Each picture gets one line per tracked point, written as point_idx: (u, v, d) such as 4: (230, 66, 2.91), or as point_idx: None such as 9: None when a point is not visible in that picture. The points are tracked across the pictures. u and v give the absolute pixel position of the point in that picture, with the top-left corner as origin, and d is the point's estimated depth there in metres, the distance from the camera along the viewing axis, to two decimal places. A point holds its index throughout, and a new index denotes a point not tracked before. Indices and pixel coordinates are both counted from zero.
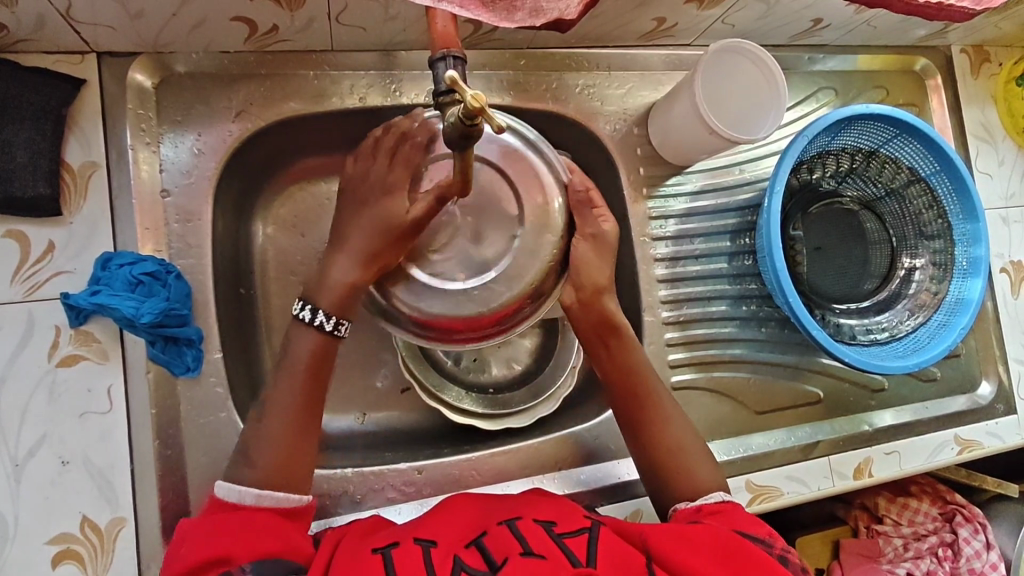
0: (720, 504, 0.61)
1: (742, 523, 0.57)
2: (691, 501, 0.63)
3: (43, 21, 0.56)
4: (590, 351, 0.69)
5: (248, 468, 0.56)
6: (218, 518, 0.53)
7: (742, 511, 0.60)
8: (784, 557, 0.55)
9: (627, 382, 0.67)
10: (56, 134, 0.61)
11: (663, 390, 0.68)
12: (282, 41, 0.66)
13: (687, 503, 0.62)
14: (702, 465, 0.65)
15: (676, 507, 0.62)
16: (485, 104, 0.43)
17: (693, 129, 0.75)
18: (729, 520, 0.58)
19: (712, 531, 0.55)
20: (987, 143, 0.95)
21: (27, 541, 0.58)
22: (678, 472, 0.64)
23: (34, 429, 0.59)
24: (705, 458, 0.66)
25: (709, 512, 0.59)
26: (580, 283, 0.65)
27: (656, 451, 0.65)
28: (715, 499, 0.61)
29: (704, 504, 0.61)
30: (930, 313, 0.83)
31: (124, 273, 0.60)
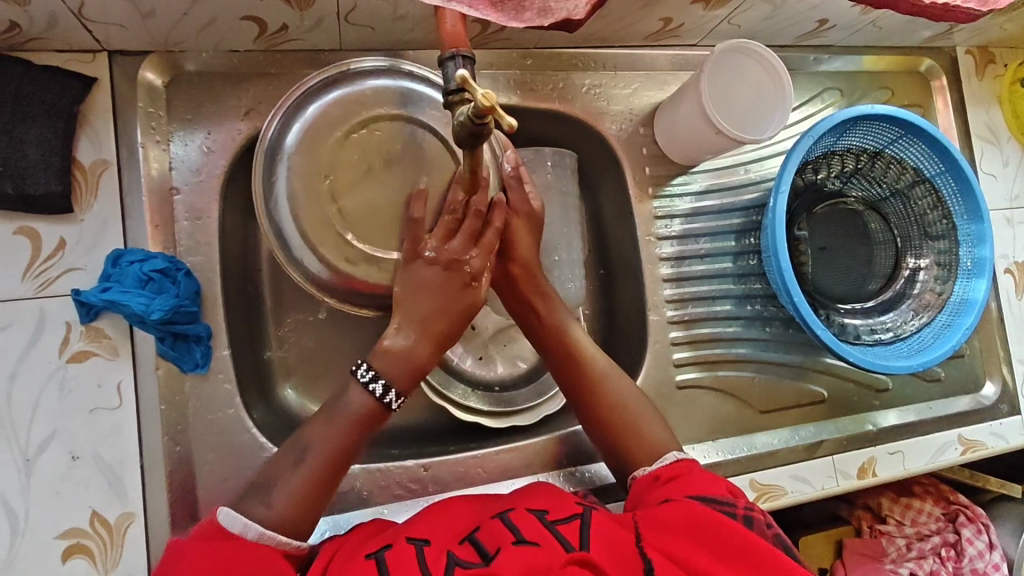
0: (675, 467, 0.62)
1: (700, 488, 0.58)
2: (648, 466, 0.64)
3: (56, 20, 0.56)
4: (527, 327, 0.70)
5: (278, 492, 0.54)
6: (217, 546, 0.50)
7: (699, 470, 0.61)
8: (746, 514, 0.55)
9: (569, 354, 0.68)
10: (67, 132, 0.61)
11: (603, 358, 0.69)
12: (291, 40, 0.67)
13: (644, 470, 0.63)
14: (651, 423, 0.66)
15: (635, 475, 0.63)
16: (495, 103, 0.43)
17: (699, 129, 0.75)
18: (686, 487, 0.58)
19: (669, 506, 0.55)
20: (992, 144, 0.95)
21: (37, 536, 0.58)
22: (630, 434, 0.66)
23: (45, 424, 0.59)
24: (653, 417, 0.67)
25: (667, 480, 0.60)
26: (512, 258, 0.65)
27: (606, 418, 0.66)
28: (668, 460, 0.63)
29: (660, 470, 0.62)
30: (935, 313, 0.83)
31: (134, 270, 0.61)
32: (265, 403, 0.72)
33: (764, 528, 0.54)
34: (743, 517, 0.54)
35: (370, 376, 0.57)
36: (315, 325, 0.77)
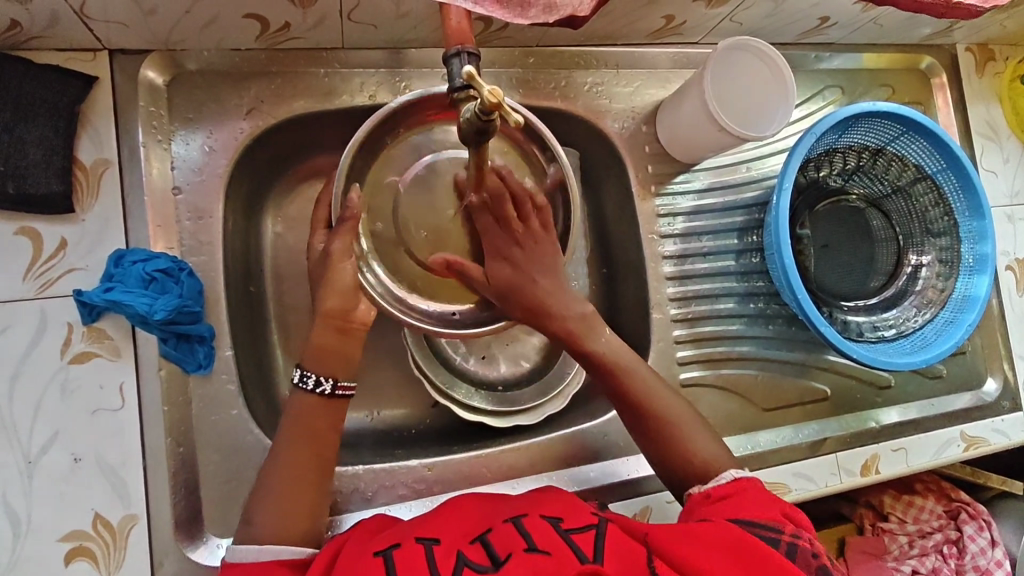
0: (730, 483, 0.61)
1: (750, 511, 0.57)
2: (703, 484, 0.63)
3: (56, 18, 0.56)
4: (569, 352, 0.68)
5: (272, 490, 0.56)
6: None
7: (754, 489, 0.60)
8: (793, 543, 0.54)
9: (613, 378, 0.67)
10: (68, 131, 0.61)
11: (645, 376, 0.67)
12: (292, 39, 0.66)
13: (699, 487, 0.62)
14: (706, 439, 0.66)
15: (690, 491, 0.63)
16: (501, 99, 0.43)
17: (702, 126, 0.75)
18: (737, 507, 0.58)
19: (715, 528, 0.54)
20: (992, 141, 0.96)
21: (39, 539, 0.58)
22: (687, 451, 0.65)
23: (47, 426, 0.59)
24: (707, 431, 0.66)
25: (721, 497, 0.60)
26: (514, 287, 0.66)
27: (661, 434, 0.65)
28: (725, 477, 0.62)
29: (713, 487, 0.61)
30: (937, 310, 0.83)
31: (137, 270, 0.60)
32: (267, 402, 0.71)
33: (810, 560, 0.53)
34: (792, 548, 0.53)
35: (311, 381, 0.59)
36: None
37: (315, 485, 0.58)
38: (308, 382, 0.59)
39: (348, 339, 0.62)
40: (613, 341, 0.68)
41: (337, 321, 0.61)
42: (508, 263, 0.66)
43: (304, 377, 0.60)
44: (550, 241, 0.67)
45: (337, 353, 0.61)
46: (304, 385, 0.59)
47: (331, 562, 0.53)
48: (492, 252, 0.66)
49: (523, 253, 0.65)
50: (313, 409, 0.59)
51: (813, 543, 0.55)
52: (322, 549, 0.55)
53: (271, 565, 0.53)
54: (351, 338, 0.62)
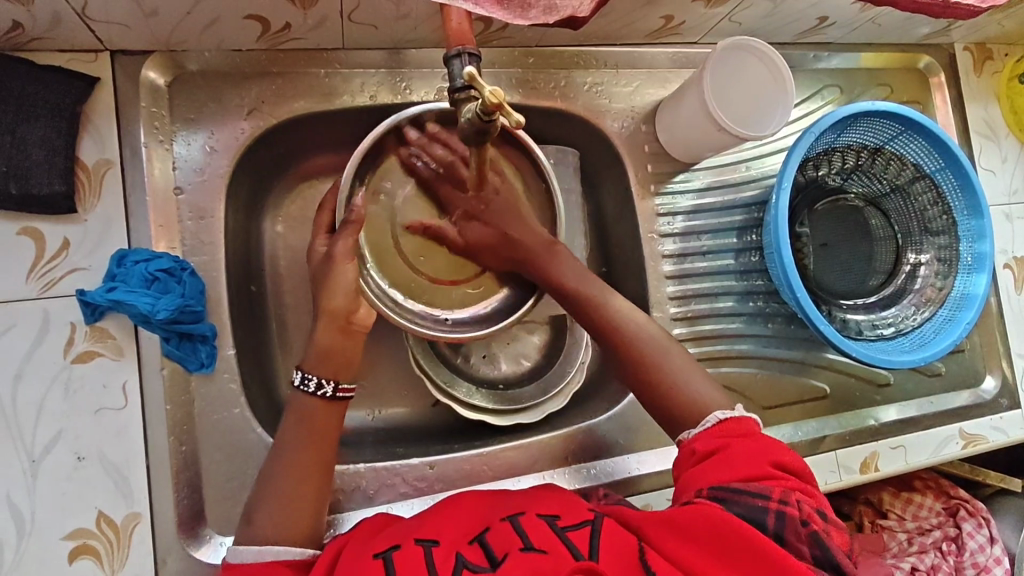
0: (718, 435, 0.60)
1: (738, 474, 0.56)
2: (693, 429, 0.63)
3: (59, 20, 0.56)
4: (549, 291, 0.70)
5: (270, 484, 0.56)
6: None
7: (744, 441, 0.59)
8: (781, 511, 0.53)
9: (586, 311, 0.68)
10: (70, 132, 0.61)
11: (620, 309, 0.68)
12: (293, 40, 0.67)
13: (690, 434, 0.62)
14: (692, 382, 0.65)
15: (682, 438, 0.63)
16: (502, 99, 0.43)
17: (702, 127, 0.76)
18: (722, 467, 0.57)
19: (701, 508, 0.53)
20: (990, 139, 0.96)
21: (43, 537, 0.58)
22: (670, 394, 0.65)
23: (50, 425, 0.59)
24: (691, 368, 0.66)
25: (705, 454, 0.59)
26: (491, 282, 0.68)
27: (642, 372, 0.66)
28: (712, 423, 0.61)
29: (700, 441, 0.61)
30: (936, 308, 0.84)
31: (139, 270, 0.61)
32: (269, 401, 0.72)
33: (798, 528, 0.52)
34: (779, 518, 0.52)
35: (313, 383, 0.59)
36: None
37: (316, 483, 0.58)
38: (309, 385, 0.59)
39: (352, 339, 0.61)
40: (581, 270, 0.70)
41: (340, 321, 0.61)
42: (479, 223, 0.70)
43: (306, 380, 0.60)
44: (510, 189, 0.71)
45: (344, 350, 0.61)
46: (307, 388, 0.59)
47: (330, 565, 0.54)
48: (463, 214, 0.70)
49: (489, 211, 0.69)
50: (315, 409, 0.60)
51: (802, 507, 0.54)
52: (323, 552, 0.55)
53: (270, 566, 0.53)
54: (353, 337, 0.62)
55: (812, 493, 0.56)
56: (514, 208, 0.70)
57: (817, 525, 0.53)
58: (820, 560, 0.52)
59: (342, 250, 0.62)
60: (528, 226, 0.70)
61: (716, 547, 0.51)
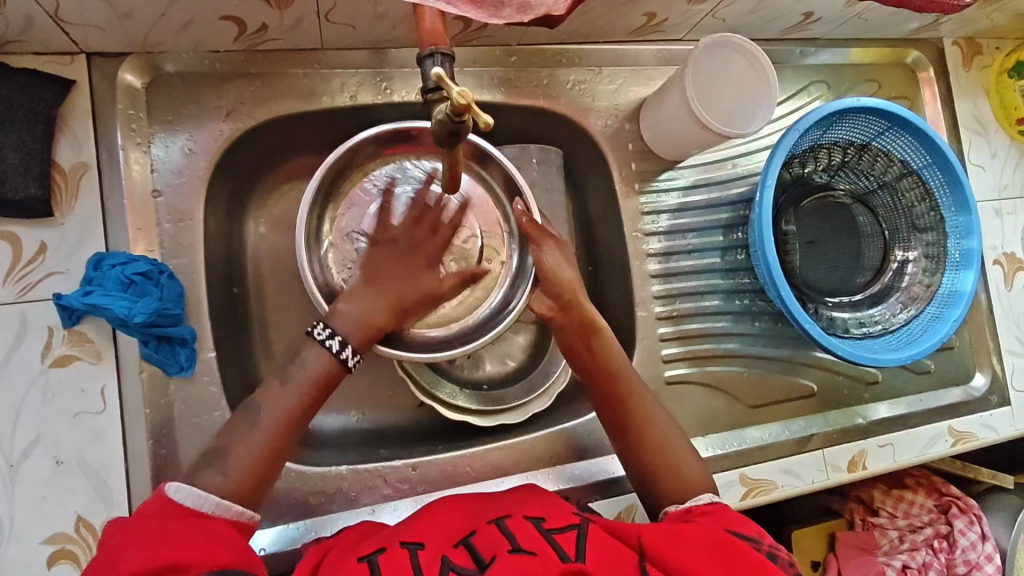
0: (709, 507, 0.60)
1: (734, 522, 0.57)
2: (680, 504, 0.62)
3: (32, 23, 0.56)
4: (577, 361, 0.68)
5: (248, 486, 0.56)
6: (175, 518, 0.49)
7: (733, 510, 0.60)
8: (774, 552, 0.55)
9: (616, 393, 0.67)
10: (47, 135, 0.61)
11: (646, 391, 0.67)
12: (271, 40, 0.66)
13: (677, 506, 0.62)
14: (688, 459, 0.65)
15: (667, 510, 0.62)
16: (471, 100, 0.43)
17: (685, 124, 0.75)
18: (720, 520, 0.57)
19: (706, 534, 0.54)
20: (979, 134, 0.95)
21: (22, 542, 0.58)
22: (669, 472, 0.64)
23: (28, 429, 0.59)
24: (688, 449, 0.66)
25: (700, 513, 0.59)
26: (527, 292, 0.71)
27: (646, 449, 0.65)
28: (703, 501, 0.61)
29: (695, 504, 0.60)
30: (924, 305, 0.83)
31: (116, 273, 0.60)
32: None
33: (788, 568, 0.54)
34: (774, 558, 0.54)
35: (327, 334, 0.60)
36: (301, 327, 0.77)
37: None
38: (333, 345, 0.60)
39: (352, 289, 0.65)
40: (618, 352, 0.68)
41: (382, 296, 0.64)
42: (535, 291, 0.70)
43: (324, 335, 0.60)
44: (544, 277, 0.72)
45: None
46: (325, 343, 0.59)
47: (318, 564, 0.55)
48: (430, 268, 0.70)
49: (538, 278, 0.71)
50: None
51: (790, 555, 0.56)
52: (308, 560, 0.55)
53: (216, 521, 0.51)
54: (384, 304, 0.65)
55: None
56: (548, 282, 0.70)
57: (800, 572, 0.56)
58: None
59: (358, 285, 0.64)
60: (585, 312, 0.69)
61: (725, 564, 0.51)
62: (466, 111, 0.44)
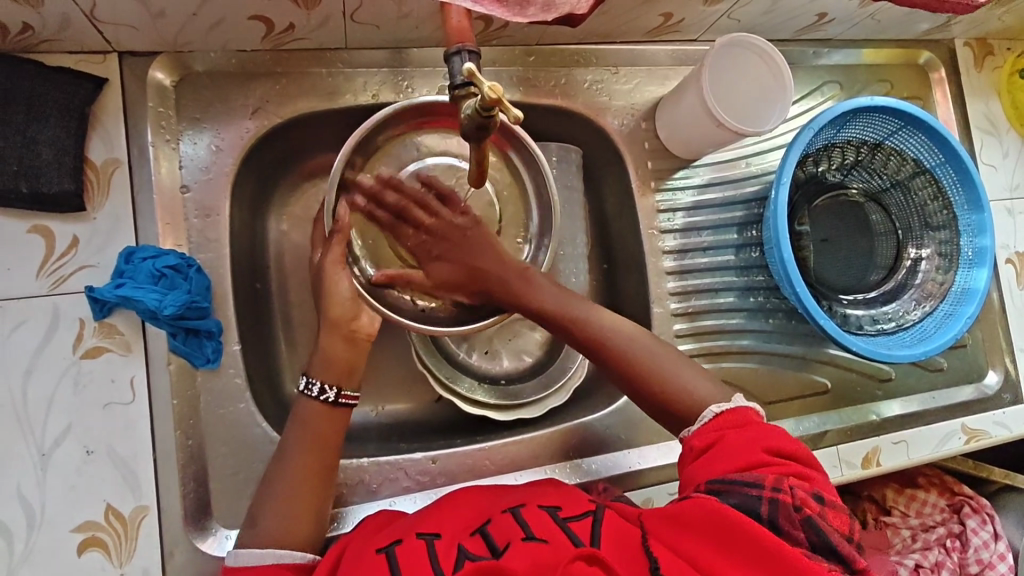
0: (713, 431, 0.61)
1: (734, 465, 0.56)
2: (691, 427, 0.63)
3: (68, 21, 0.57)
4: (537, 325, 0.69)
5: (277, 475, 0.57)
6: None
7: (732, 432, 0.59)
8: (774, 499, 0.53)
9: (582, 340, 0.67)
10: (80, 132, 0.62)
11: (595, 328, 0.67)
12: (297, 40, 0.68)
13: (688, 431, 0.62)
14: (682, 374, 0.65)
15: (683, 437, 0.63)
16: (501, 95, 0.44)
17: (700, 122, 0.76)
18: (716, 462, 0.57)
19: (699, 500, 0.53)
20: (991, 135, 0.96)
21: (54, 529, 0.59)
22: (671, 396, 0.64)
23: (60, 419, 0.60)
24: (682, 365, 0.66)
25: (703, 451, 0.60)
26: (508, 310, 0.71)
27: (644, 386, 0.65)
28: (708, 419, 0.62)
29: (697, 437, 0.61)
30: (937, 302, 0.84)
31: (147, 266, 0.62)
32: (273, 396, 0.73)
33: (790, 513, 0.52)
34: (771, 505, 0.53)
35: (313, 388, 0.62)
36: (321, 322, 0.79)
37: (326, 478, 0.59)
38: (313, 390, 0.61)
39: (356, 347, 0.64)
40: (561, 293, 0.69)
41: (344, 330, 0.63)
42: (446, 260, 0.69)
43: (310, 385, 0.62)
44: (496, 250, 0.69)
45: (351, 354, 0.63)
46: (309, 392, 0.61)
47: (335, 566, 0.55)
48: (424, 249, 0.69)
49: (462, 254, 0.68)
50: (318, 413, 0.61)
51: (796, 494, 0.53)
52: (326, 556, 0.56)
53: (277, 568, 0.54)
54: (357, 344, 0.64)
55: (809, 478, 0.56)
56: (488, 244, 0.68)
57: (811, 509, 0.53)
58: (817, 545, 0.51)
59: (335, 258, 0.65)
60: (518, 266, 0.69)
61: (716, 537, 0.51)
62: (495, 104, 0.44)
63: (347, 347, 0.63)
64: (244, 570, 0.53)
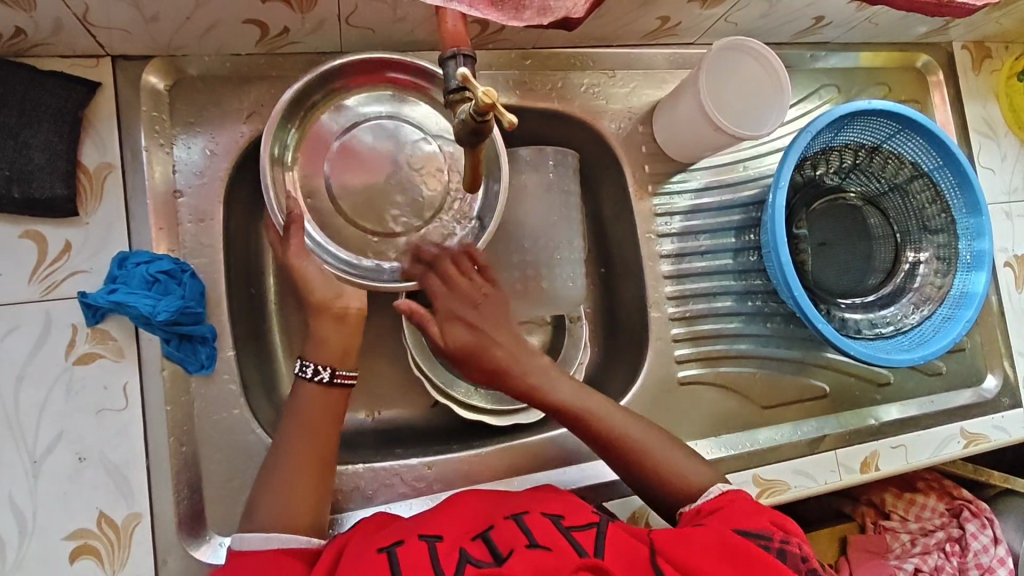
0: (719, 501, 0.60)
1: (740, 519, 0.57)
2: (693, 502, 0.63)
3: (60, 25, 0.57)
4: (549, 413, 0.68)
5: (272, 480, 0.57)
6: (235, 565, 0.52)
7: (742, 502, 0.60)
8: (784, 548, 0.54)
9: (588, 431, 0.66)
10: (72, 136, 0.62)
11: (610, 411, 0.66)
12: (292, 43, 0.67)
13: (689, 507, 0.62)
14: (685, 460, 0.65)
15: (680, 511, 0.62)
16: (496, 100, 0.44)
17: (699, 127, 0.76)
18: (726, 517, 0.57)
19: (717, 531, 0.54)
20: (989, 138, 0.96)
21: (45, 537, 0.59)
22: (678, 483, 0.64)
23: (51, 425, 0.60)
24: (682, 452, 0.66)
25: (709, 512, 0.59)
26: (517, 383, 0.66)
27: (651, 475, 0.65)
28: (713, 494, 0.62)
29: (703, 503, 0.61)
30: (935, 306, 0.84)
31: (140, 271, 0.61)
32: (268, 402, 0.72)
33: (799, 563, 0.53)
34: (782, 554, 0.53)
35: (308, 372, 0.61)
36: None
37: (321, 487, 0.58)
38: (307, 371, 0.61)
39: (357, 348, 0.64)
40: (576, 387, 0.67)
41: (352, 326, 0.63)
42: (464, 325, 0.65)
43: (304, 367, 0.61)
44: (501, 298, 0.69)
45: (348, 359, 0.63)
46: (303, 374, 0.61)
47: (337, 556, 0.54)
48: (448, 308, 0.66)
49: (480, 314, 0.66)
50: (313, 420, 0.60)
51: (802, 548, 0.54)
52: (329, 545, 0.55)
53: (275, 554, 0.52)
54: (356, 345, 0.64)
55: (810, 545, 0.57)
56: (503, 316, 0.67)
57: (816, 566, 0.54)
58: None
59: (295, 251, 0.63)
60: (513, 335, 0.67)
61: (729, 564, 0.51)
62: (489, 108, 0.44)
63: (342, 351, 0.63)
64: (245, 555, 0.52)
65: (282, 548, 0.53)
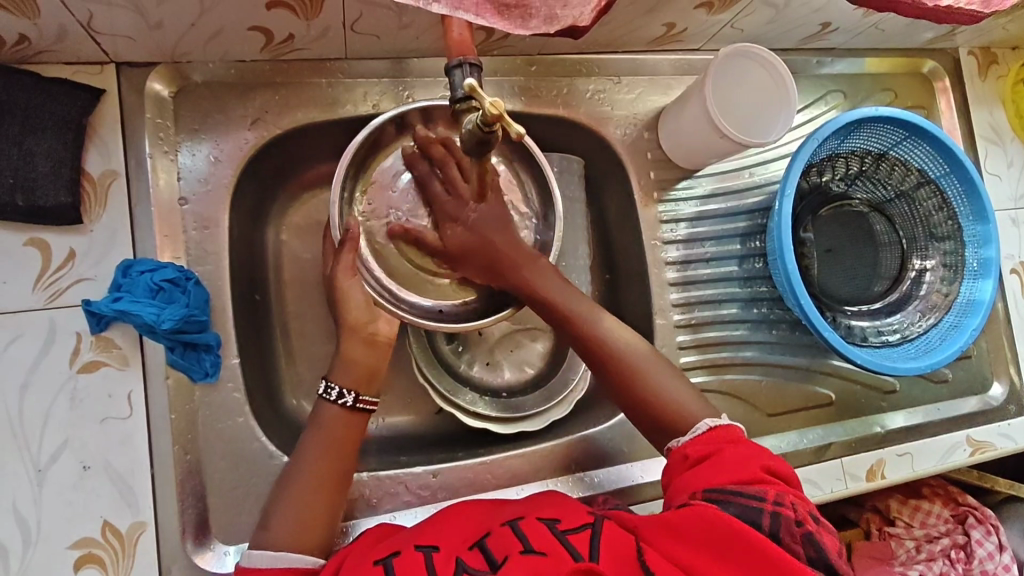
0: (709, 442, 0.60)
1: (729, 476, 0.55)
2: (683, 437, 0.62)
3: (65, 33, 0.57)
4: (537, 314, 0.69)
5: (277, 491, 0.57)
6: None
7: (730, 447, 0.58)
8: (776, 514, 0.52)
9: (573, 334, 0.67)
10: (77, 143, 0.62)
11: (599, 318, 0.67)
12: (297, 50, 0.67)
13: (678, 442, 0.61)
14: (677, 389, 0.65)
15: (670, 446, 0.62)
16: (503, 110, 0.43)
17: (704, 134, 0.75)
18: (714, 473, 0.56)
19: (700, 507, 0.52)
20: (996, 144, 0.96)
21: (49, 547, 0.59)
22: (664, 411, 0.64)
23: (55, 433, 0.60)
24: (674, 377, 0.66)
25: (698, 461, 0.59)
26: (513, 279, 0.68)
27: (644, 402, 0.65)
28: (702, 430, 0.61)
29: (692, 447, 0.60)
30: (942, 314, 0.83)
31: (145, 280, 0.61)
32: (272, 409, 0.72)
33: (792, 527, 0.52)
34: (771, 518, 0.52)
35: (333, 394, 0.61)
36: (321, 333, 0.78)
37: (326, 497, 0.58)
38: (332, 394, 0.61)
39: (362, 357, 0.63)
40: (569, 289, 0.68)
41: (359, 335, 0.63)
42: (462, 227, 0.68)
43: (329, 389, 0.61)
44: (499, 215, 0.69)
45: (358, 367, 0.63)
46: (328, 397, 0.61)
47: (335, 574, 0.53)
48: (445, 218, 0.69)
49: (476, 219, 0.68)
50: (319, 430, 0.60)
51: (797, 509, 0.53)
52: (326, 564, 0.55)
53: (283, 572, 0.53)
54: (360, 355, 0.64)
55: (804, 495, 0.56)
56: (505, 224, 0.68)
57: (811, 526, 0.52)
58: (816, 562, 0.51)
59: (345, 267, 0.65)
60: (516, 235, 0.68)
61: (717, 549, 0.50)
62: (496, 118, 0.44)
63: (350, 360, 0.63)
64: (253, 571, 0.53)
65: (289, 566, 0.54)
